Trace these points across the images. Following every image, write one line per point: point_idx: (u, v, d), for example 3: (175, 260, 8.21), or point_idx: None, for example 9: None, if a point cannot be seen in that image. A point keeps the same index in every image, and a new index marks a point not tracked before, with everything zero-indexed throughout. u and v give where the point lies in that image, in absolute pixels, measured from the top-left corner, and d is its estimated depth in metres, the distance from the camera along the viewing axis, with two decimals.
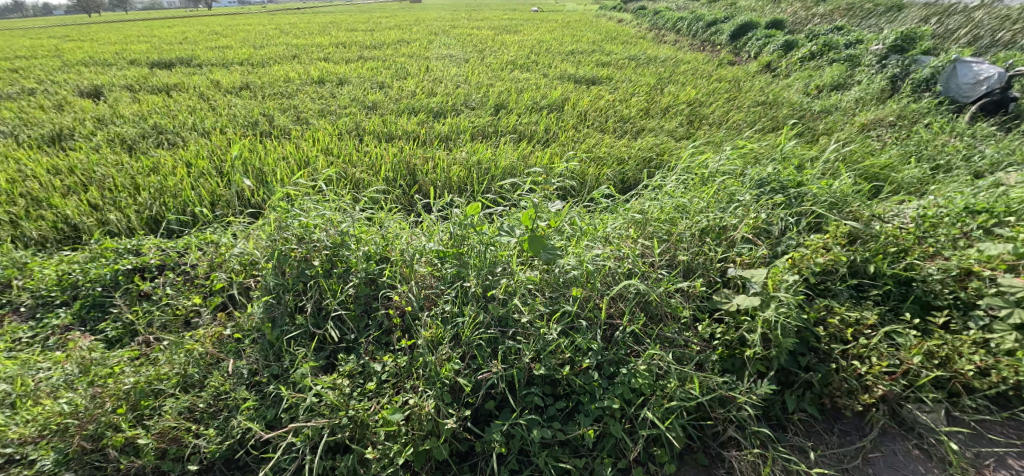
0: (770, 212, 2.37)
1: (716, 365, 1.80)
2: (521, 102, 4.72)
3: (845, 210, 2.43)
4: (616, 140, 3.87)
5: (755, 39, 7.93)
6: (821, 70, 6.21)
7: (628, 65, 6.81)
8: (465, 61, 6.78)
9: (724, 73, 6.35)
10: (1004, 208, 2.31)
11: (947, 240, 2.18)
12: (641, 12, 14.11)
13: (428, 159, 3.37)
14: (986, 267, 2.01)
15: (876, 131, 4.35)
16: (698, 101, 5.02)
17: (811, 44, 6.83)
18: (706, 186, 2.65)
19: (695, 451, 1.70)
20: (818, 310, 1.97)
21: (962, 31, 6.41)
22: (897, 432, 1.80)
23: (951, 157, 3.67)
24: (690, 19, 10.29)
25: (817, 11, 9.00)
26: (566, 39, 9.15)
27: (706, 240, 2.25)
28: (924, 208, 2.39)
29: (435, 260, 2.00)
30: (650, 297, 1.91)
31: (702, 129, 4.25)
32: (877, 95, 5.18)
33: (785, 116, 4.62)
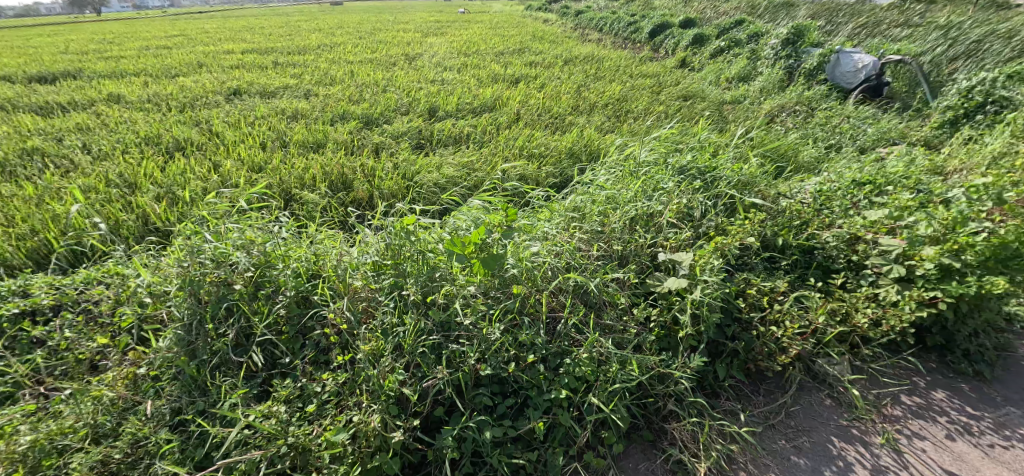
0: (691, 197, 2.55)
1: (653, 344, 1.91)
2: (452, 104, 4.71)
3: (756, 191, 2.66)
4: (549, 137, 3.96)
5: (670, 37, 8.44)
6: (729, 64, 6.74)
7: (555, 64, 6.99)
8: (392, 64, 6.62)
9: (644, 69, 6.69)
10: (883, 179, 2.64)
11: (840, 210, 2.46)
12: (565, 12, 14.49)
13: (359, 168, 3.27)
14: (870, 231, 2.29)
15: (779, 117, 4.80)
16: (623, 96, 5.25)
17: (720, 40, 7.40)
18: (633, 177, 2.80)
19: (640, 428, 1.79)
20: (738, 285, 2.14)
21: (843, 25, 7.21)
22: (811, 385, 2.01)
23: (842, 137, 4.12)
24: (611, 19, 10.74)
25: (723, 9, 9.75)
26: (494, 40, 9.22)
27: (637, 227, 2.37)
28: (820, 183, 2.67)
29: (370, 273, 1.95)
30: (587, 288, 1.97)
31: (628, 123, 4.45)
32: (778, 84, 5.71)
33: (702, 107, 4.97)
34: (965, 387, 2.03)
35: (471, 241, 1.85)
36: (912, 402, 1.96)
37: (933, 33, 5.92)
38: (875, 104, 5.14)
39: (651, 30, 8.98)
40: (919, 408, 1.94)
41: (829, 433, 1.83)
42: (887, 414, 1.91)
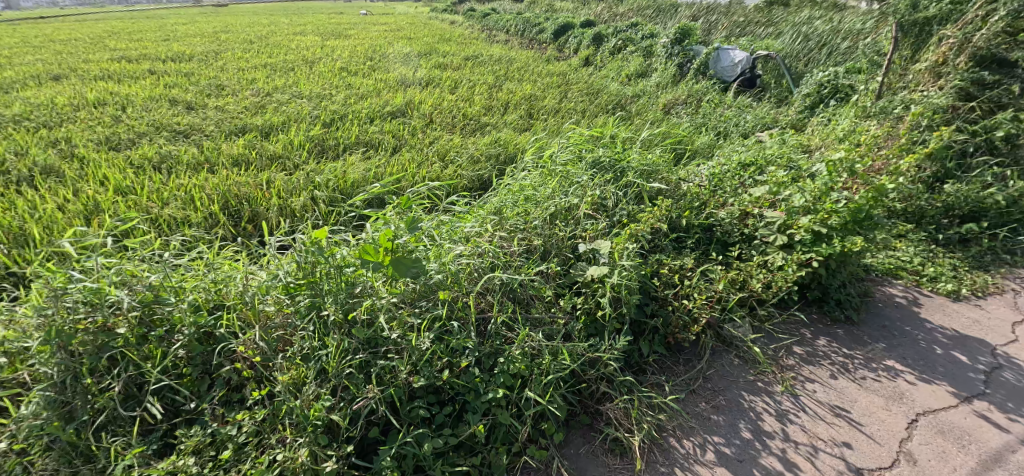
0: (604, 189, 2.68)
1: (581, 331, 1.98)
2: (361, 111, 4.51)
3: (660, 177, 2.86)
4: (465, 140, 3.96)
5: (573, 37, 8.84)
6: (628, 61, 7.20)
7: (465, 66, 6.98)
8: (290, 71, 6.19)
9: (551, 68, 6.92)
10: (763, 160, 2.99)
11: (730, 190, 2.74)
12: (470, 14, 14.54)
13: (262, 184, 3.02)
14: (756, 207, 2.58)
15: (675, 109, 5.22)
16: (534, 96, 5.39)
17: (617, 40, 7.88)
18: (549, 174, 2.89)
19: (577, 414, 1.85)
20: (651, 266, 2.30)
21: (720, 25, 8.04)
22: (722, 349, 2.22)
23: (728, 124, 4.59)
24: (516, 20, 10.96)
25: (618, 11, 10.39)
26: (400, 43, 8.98)
27: (556, 221, 2.44)
28: (713, 168, 2.96)
29: (283, 296, 1.81)
30: (513, 285, 1.99)
31: (541, 121, 4.58)
32: (671, 79, 6.21)
33: (607, 102, 5.26)
34: (840, 332, 2.37)
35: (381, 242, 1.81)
36: (802, 351, 2.25)
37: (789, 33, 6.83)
38: (750, 95, 5.81)
39: (555, 31, 9.32)
40: (808, 355, 2.22)
41: (740, 389, 2.03)
42: (784, 364, 2.17)
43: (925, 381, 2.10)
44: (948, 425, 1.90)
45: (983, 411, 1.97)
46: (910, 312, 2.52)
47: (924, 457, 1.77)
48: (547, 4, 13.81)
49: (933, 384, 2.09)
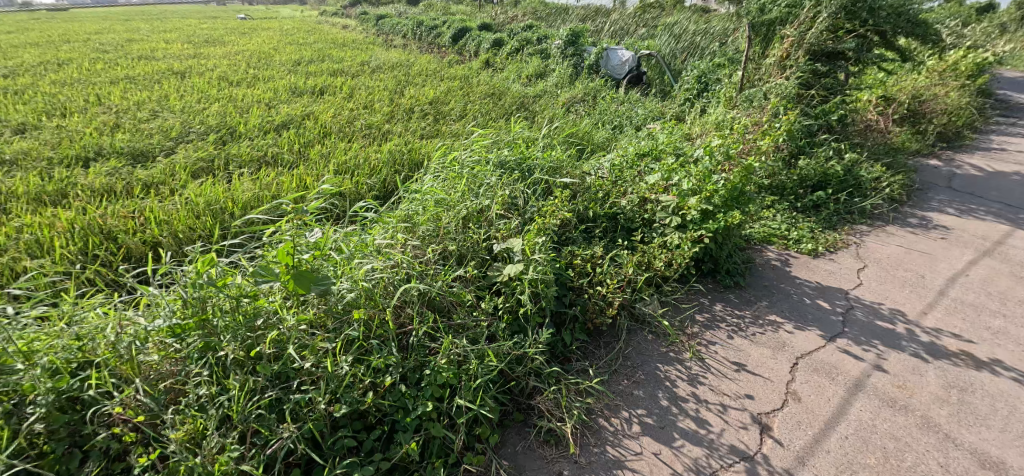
0: (513, 188, 2.73)
1: (505, 331, 2.00)
2: (248, 124, 4.13)
3: (565, 173, 2.98)
4: (368, 149, 3.79)
5: (472, 39, 8.88)
6: (526, 63, 7.41)
7: (362, 72, 6.70)
8: (156, 84, 5.46)
9: (453, 71, 6.89)
10: (654, 149, 3.25)
11: (629, 180, 2.95)
12: (363, 18, 13.98)
13: (132, 215, 2.64)
14: (652, 193, 2.81)
15: (574, 106, 5.48)
16: (437, 100, 5.32)
17: (514, 42, 8.07)
18: (459, 177, 2.87)
19: (510, 413, 1.87)
20: (565, 258, 2.39)
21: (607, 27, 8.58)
22: (636, 327, 2.38)
23: (622, 118, 4.93)
24: (412, 24, 10.74)
25: (513, 16, 10.67)
26: (288, 49, 8.36)
27: (470, 224, 2.44)
28: (612, 160, 3.16)
29: (169, 341, 1.59)
30: (431, 293, 1.95)
31: (446, 125, 4.53)
32: (568, 78, 6.50)
33: (511, 103, 5.36)
34: (732, 296, 2.66)
35: (281, 257, 1.78)
36: (703, 318, 2.48)
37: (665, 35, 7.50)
38: (639, 91, 6.28)
39: (453, 34, 9.26)
40: (708, 321, 2.46)
41: (655, 361, 2.19)
42: (690, 332, 2.37)
43: (801, 329, 2.43)
44: (822, 363, 2.22)
45: (845, 347, 2.33)
46: (783, 271, 2.91)
47: (806, 394, 2.05)
48: (443, 9, 13.76)
49: (807, 330, 2.42)
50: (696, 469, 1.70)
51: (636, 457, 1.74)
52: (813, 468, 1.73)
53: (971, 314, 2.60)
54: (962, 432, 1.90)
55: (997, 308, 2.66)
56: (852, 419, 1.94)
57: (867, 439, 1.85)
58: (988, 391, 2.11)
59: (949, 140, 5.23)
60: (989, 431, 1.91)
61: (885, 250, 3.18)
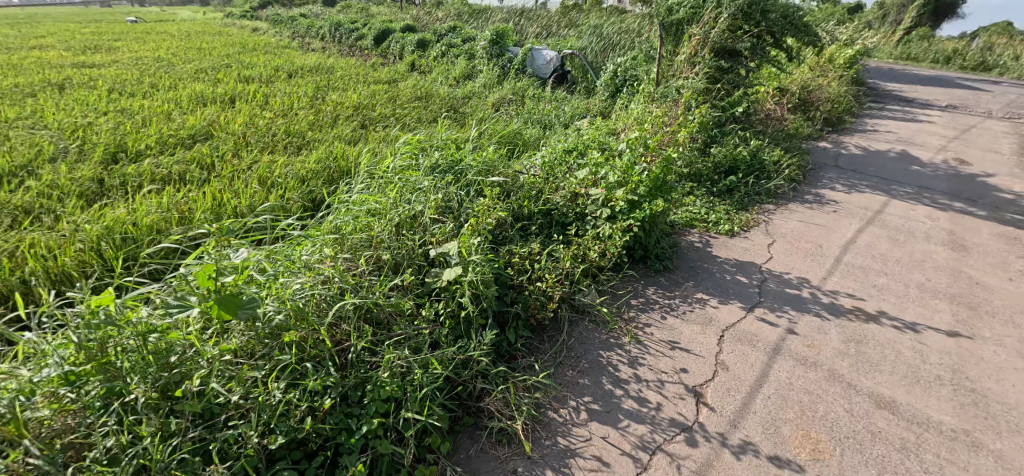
0: (447, 191, 2.71)
1: (449, 336, 1.98)
2: (147, 139, 3.74)
3: (498, 173, 3.00)
4: (290, 159, 3.58)
5: (395, 42, 8.65)
6: (452, 65, 7.35)
7: (278, 77, 6.30)
8: (29, 98, 4.79)
9: (377, 75, 6.67)
10: (582, 146, 3.36)
11: (560, 177, 3.04)
12: (275, 20, 13.15)
13: (8, 250, 2.31)
14: (582, 187, 2.92)
15: (504, 106, 5.52)
16: (362, 105, 5.12)
17: (439, 45, 7.99)
18: (389, 183, 2.79)
19: (460, 418, 1.86)
20: (503, 258, 2.41)
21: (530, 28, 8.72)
22: (577, 318, 2.45)
23: (551, 116, 5.05)
24: (330, 26, 10.27)
25: (437, 18, 10.55)
26: (191, 55, 7.67)
27: (404, 231, 2.37)
28: (543, 157, 3.22)
29: (64, 391, 1.41)
30: (367, 306, 1.88)
31: (374, 131, 4.38)
32: (496, 78, 6.53)
33: (440, 106, 5.29)
34: (662, 279, 2.81)
35: (201, 280, 1.64)
36: (638, 302, 2.61)
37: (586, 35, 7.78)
38: (565, 89, 6.46)
39: (375, 36, 8.96)
40: (642, 304, 2.59)
41: (597, 348, 2.27)
42: (627, 317, 2.48)
43: (724, 303, 2.63)
44: (744, 332, 2.42)
45: (762, 315, 2.55)
46: (706, 251, 3.13)
47: (733, 362, 2.22)
48: (363, 10, 13.30)
49: (729, 304, 2.63)
50: (642, 446, 1.79)
51: (585, 443, 1.80)
52: (744, 430, 1.89)
53: (862, 275, 2.95)
54: (860, 378, 2.16)
55: (881, 268, 3.04)
56: (772, 380, 2.13)
57: (786, 396, 2.05)
58: (879, 341, 2.41)
59: (835, 125, 5.89)
60: (882, 376, 2.19)
61: (790, 225, 3.53)
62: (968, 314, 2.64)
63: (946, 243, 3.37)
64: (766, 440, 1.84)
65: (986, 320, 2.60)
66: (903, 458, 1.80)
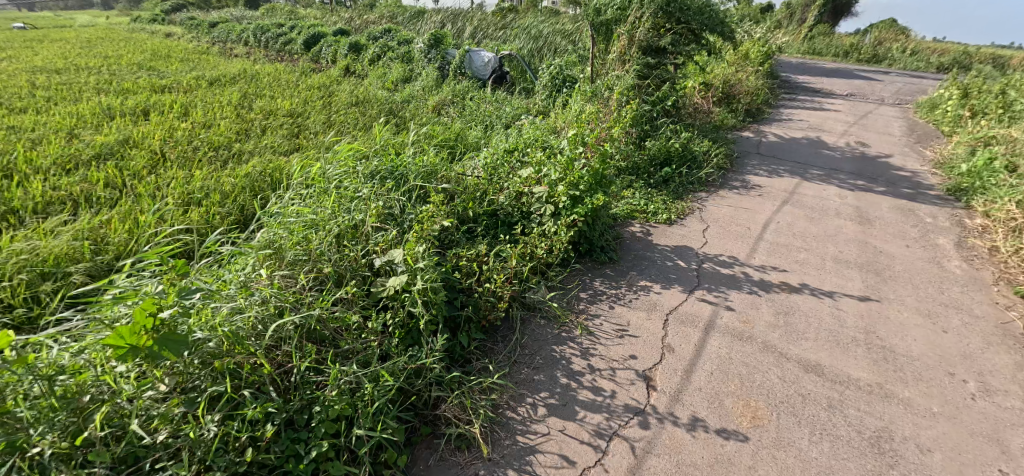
0: (388, 198, 2.63)
1: (399, 346, 1.93)
2: (44, 159, 3.35)
3: (440, 177, 2.96)
4: (216, 173, 3.34)
5: (328, 46, 8.32)
6: (389, 68, 7.18)
7: (198, 86, 5.86)
8: None
9: (309, 80, 6.38)
10: (523, 145, 3.40)
11: (503, 177, 3.06)
12: (192, 24, 12.26)
13: None
14: (525, 186, 2.96)
15: (445, 109, 5.47)
16: (294, 112, 4.88)
17: (374, 48, 7.77)
18: (326, 193, 2.67)
19: (417, 429, 1.82)
20: (451, 261, 2.39)
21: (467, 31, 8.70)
22: (528, 315, 2.47)
23: (492, 118, 5.06)
24: (254, 31, 9.70)
25: (370, 21, 10.25)
26: (96, 64, 6.98)
27: (345, 242, 2.28)
28: (486, 158, 3.21)
29: None
30: (308, 325, 1.79)
31: (309, 139, 4.19)
32: (435, 81, 6.45)
33: (378, 111, 5.15)
34: (608, 271, 2.90)
35: (138, 320, 1.40)
36: (587, 294, 2.67)
37: (523, 36, 7.87)
38: (505, 90, 6.50)
39: (305, 40, 8.55)
40: (591, 296, 2.66)
41: (550, 344, 2.29)
42: (576, 310, 2.54)
43: (666, 288, 2.75)
44: (685, 314, 2.54)
45: (701, 296, 2.70)
46: (647, 240, 3.26)
47: (677, 343, 2.33)
48: (291, 14, 12.68)
49: (671, 289, 2.75)
50: (598, 435, 1.84)
51: (544, 438, 1.82)
52: (691, 407, 1.99)
53: (786, 252, 3.19)
54: (790, 346, 2.35)
55: (802, 244, 3.30)
56: (714, 356, 2.26)
57: (727, 370, 2.18)
58: (803, 310, 2.62)
59: (755, 115, 6.34)
60: (807, 342, 2.38)
61: (721, 211, 3.75)
62: (875, 279, 2.93)
63: (854, 218, 3.72)
64: (711, 414, 1.96)
65: (891, 284, 2.89)
66: (830, 416, 1.98)
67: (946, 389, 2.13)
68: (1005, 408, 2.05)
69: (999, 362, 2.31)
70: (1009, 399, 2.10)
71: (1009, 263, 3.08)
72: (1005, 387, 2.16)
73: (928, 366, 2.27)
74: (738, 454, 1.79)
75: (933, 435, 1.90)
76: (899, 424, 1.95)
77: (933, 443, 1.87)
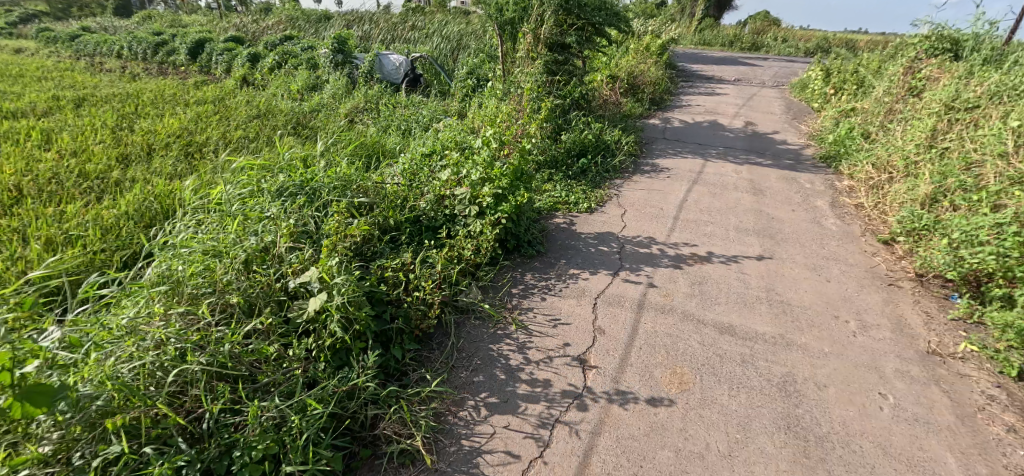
0: (300, 215, 2.47)
1: (326, 369, 1.84)
2: None
3: (355, 187, 2.83)
4: (94, 206, 2.95)
5: (220, 56, 7.64)
6: (293, 77, 6.76)
7: (64, 108, 5.13)
8: None
9: (201, 93, 5.83)
10: (441, 148, 3.36)
11: (423, 181, 3.01)
12: (51, 36, 10.70)
13: None
14: (447, 188, 2.93)
15: (358, 117, 5.26)
16: (186, 130, 4.43)
17: (274, 56, 7.27)
18: (227, 216, 2.45)
19: (355, 453, 1.74)
20: (375, 274, 2.31)
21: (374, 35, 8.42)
22: (462, 318, 2.46)
23: (409, 123, 4.96)
24: (130, 42, 8.67)
25: (268, 28, 9.59)
26: None
27: (254, 267, 2.12)
28: (403, 163, 3.13)
29: None
30: (217, 363, 1.65)
31: (206, 159, 3.83)
32: (344, 87, 6.18)
33: (283, 123, 4.83)
34: (537, 264, 2.96)
35: None
36: (518, 289, 2.71)
37: (432, 38, 7.77)
38: (420, 93, 6.38)
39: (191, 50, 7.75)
40: (522, 291, 2.70)
41: (486, 344, 2.30)
42: (509, 306, 2.56)
43: (593, 274, 2.87)
44: (612, 296, 2.66)
45: (625, 277, 2.84)
46: (571, 230, 3.37)
47: (607, 325, 2.44)
48: (173, 21, 11.48)
49: (597, 274, 2.87)
50: (540, 426, 1.88)
51: (488, 439, 1.82)
52: (624, 382, 2.09)
53: (695, 227, 3.46)
54: (705, 312, 2.55)
55: (709, 218, 3.59)
56: (640, 332, 2.40)
57: (653, 343, 2.32)
58: (714, 278, 2.85)
59: (659, 103, 6.79)
60: (720, 306, 2.61)
61: (636, 195, 3.97)
62: (771, 243, 3.27)
63: (749, 190, 4.12)
64: (643, 386, 2.07)
65: (783, 245, 3.24)
66: (743, 370, 2.17)
67: (834, 330, 2.44)
68: (879, 339, 2.39)
69: (871, 302, 2.68)
70: (881, 332, 2.44)
71: (872, 217, 3.58)
72: (878, 322, 2.51)
73: (818, 313, 2.57)
74: (670, 419, 1.91)
75: (827, 372, 2.17)
76: (800, 367, 2.20)
77: (827, 380, 2.13)
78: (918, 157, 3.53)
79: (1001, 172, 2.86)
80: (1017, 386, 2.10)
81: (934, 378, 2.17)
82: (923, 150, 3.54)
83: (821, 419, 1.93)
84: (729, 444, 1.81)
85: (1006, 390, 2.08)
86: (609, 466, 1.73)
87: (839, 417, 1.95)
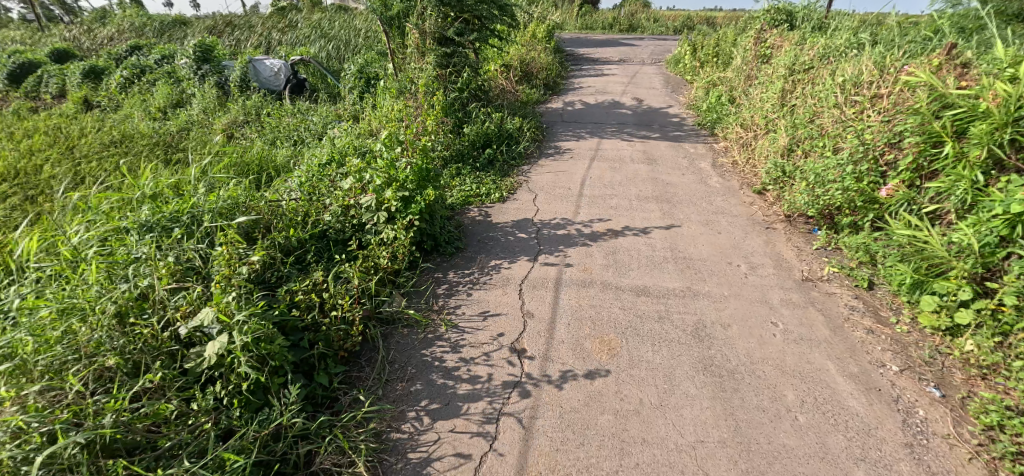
0: (180, 249, 2.19)
1: (241, 415, 1.68)
2: None
3: (243, 209, 2.57)
4: None
5: (51, 77, 6.46)
6: (150, 93, 5.93)
7: None
8: None
9: (31, 123, 4.89)
10: (338, 155, 3.17)
11: (324, 193, 2.83)
12: None
13: None
14: (350, 198, 2.79)
15: (238, 132, 4.78)
16: (17, 169, 3.70)
17: (122, 72, 6.31)
18: (85, 264, 2.10)
19: None
20: (284, 300, 2.14)
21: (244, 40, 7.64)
22: (389, 329, 2.38)
23: (299, 132, 4.62)
24: None
25: (110, 41, 8.30)
26: None
27: (130, 319, 1.86)
28: (298, 177, 2.91)
29: None
30: (100, 441, 1.44)
31: (51, 202, 3.24)
32: (217, 100, 5.55)
33: (148, 147, 4.24)
34: (458, 260, 2.94)
35: None
36: (443, 289, 2.68)
37: (312, 39, 7.25)
38: (306, 99, 5.94)
39: (7, 72, 6.45)
40: (447, 290, 2.67)
41: (417, 350, 2.24)
42: (437, 308, 2.52)
43: (514, 261, 2.91)
44: (536, 279, 2.73)
45: (545, 259, 2.93)
46: (487, 222, 3.39)
47: (535, 307, 2.50)
48: None
49: (518, 261, 2.93)
50: (483, 420, 1.89)
51: (434, 445, 1.79)
52: (558, 359, 2.17)
53: (601, 201, 3.65)
54: (622, 280, 2.71)
55: (613, 191, 3.81)
56: (567, 308, 2.50)
57: (579, 317, 2.43)
58: (625, 246, 3.04)
59: (553, 87, 7.01)
60: (633, 271, 2.79)
61: (544, 178, 4.10)
62: (668, 206, 3.56)
63: (644, 160, 4.44)
64: (575, 359, 2.17)
65: (680, 207, 3.55)
66: (662, 325, 2.36)
67: (730, 276, 2.73)
68: (765, 276, 2.73)
69: (756, 245, 3.04)
70: (766, 269, 2.79)
71: (746, 172, 4.06)
72: (762, 262, 2.86)
73: (715, 262, 2.86)
74: (604, 385, 2.02)
75: (730, 313, 2.43)
76: (708, 312, 2.44)
77: (731, 319, 2.38)
78: (775, 114, 4.04)
79: (837, 120, 3.26)
80: (869, 294, 2.52)
81: (811, 301, 2.52)
82: (777, 109, 4.06)
83: (731, 355, 2.16)
84: (658, 395, 1.96)
85: (862, 300, 2.50)
86: (557, 442, 1.79)
87: (744, 350, 2.20)
